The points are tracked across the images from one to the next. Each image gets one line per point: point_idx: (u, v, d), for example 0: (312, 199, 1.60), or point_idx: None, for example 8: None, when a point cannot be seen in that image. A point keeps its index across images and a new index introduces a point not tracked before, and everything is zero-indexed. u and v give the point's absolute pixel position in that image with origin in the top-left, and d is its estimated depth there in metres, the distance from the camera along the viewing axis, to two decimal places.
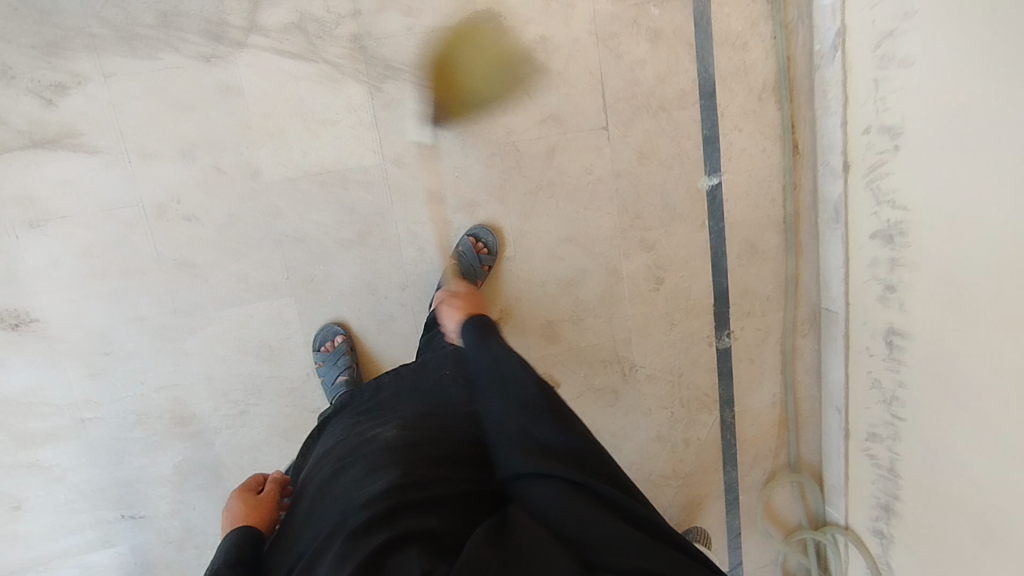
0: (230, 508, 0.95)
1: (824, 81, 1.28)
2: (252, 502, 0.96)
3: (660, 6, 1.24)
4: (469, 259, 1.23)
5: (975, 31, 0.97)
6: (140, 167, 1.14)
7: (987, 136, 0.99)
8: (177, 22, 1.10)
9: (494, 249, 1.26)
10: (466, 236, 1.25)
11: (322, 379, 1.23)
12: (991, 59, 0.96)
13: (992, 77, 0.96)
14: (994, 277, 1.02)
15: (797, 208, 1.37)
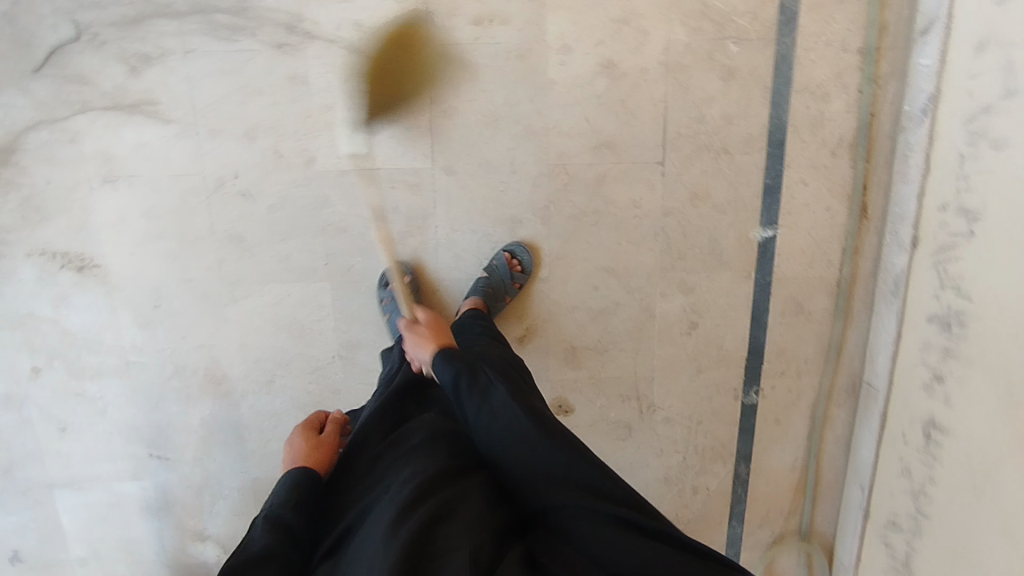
0: (294, 445, 0.93)
1: (908, 146, 1.20)
2: (315, 441, 0.95)
3: (740, 44, 1.18)
4: (501, 275, 1.23)
5: None
6: (206, 140, 1.20)
7: None
8: (256, 8, 1.14)
9: (528, 268, 1.25)
10: (501, 251, 1.25)
11: (386, 316, 1.24)
12: None
13: None
14: None
15: (855, 273, 1.30)
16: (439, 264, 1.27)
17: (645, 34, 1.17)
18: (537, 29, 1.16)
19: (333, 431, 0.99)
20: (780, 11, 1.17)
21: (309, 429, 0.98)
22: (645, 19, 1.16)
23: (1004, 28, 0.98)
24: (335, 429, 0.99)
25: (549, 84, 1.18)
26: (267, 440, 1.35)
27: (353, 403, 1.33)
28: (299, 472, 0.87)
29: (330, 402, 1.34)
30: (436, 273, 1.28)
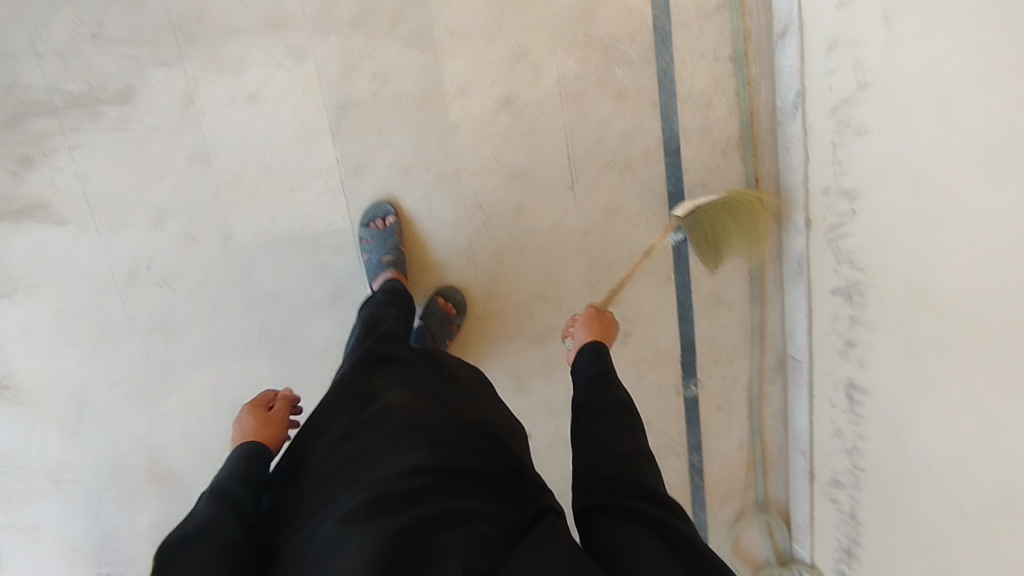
0: (242, 423, 0.88)
1: (787, 138, 1.31)
2: (265, 423, 0.88)
3: (625, 66, 1.25)
4: (438, 320, 1.24)
5: (924, 114, 1.01)
6: (109, 235, 1.14)
7: (937, 212, 1.02)
8: (142, 94, 1.10)
9: (464, 309, 1.27)
10: (436, 295, 1.26)
11: (365, 256, 1.20)
12: (942, 141, 0.99)
13: (941, 158, 1.00)
14: (948, 345, 1.05)
15: (761, 259, 1.41)
16: None
17: (537, 67, 1.21)
18: (434, 76, 1.18)
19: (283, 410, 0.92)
20: (655, 31, 1.25)
21: (259, 404, 0.92)
22: (534, 53, 1.21)
23: (850, 29, 1.11)
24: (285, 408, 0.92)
25: (454, 128, 1.21)
26: None
27: None
28: (246, 449, 0.81)
29: None
30: None
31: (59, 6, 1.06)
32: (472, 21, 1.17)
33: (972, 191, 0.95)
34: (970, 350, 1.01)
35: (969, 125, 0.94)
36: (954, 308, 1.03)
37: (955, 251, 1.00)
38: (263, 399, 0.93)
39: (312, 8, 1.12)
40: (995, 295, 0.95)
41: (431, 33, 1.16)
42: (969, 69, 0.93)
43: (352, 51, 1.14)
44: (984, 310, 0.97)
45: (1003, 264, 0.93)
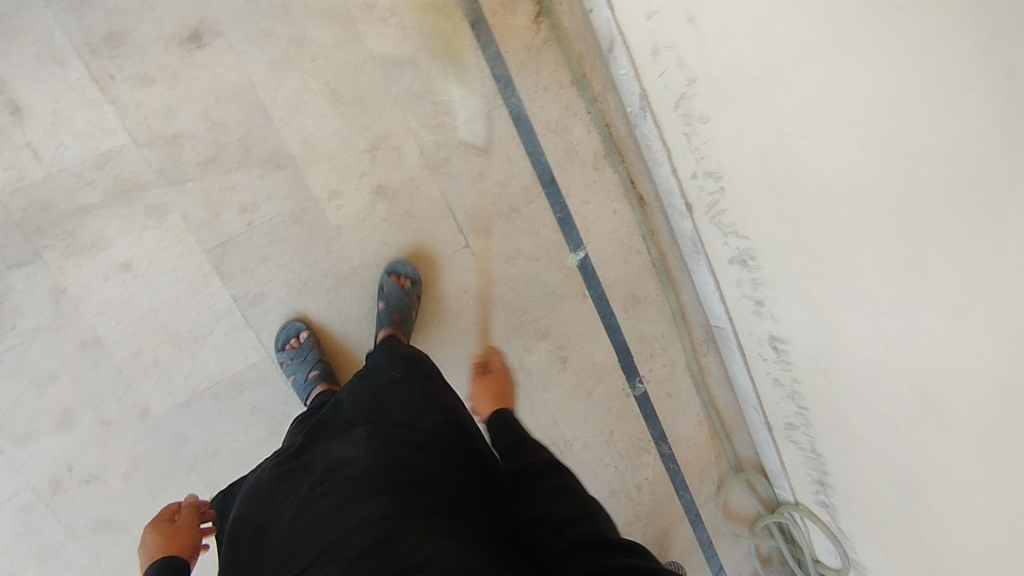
0: (145, 546, 0.84)
1: (645, 139, 1.39)
2: (169, 535, 0.85)
3: (479, 121, 1.30)
4: (397, 298, 1.21)
5: (748, 94, 1.10)
6: (18, 452, 1.08)
7: (787, 174, 1.11)
8: (8, 301, 1.06)
9: (416, 278, 1.25)
10: (385, 275, 1.24)
11: (291, 379, 1.19)
12: (772, 111, 1.06)
13: (774, 126, 1.08)
14: (835, 284, 1.13)
15: (661, 250, 1.49)
16: None
17: (397, 149, 1.25)
18: (301, 190, 1.19)
19: (189, 515, 0.89)
20: (497, 80, 1.31)
21: (162, 520, 0.87)
22: (390, 136, 1.24)
23: (664, 34, 1.20)
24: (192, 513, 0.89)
25: (337, 230, 1.22)
26: None
27: None
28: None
29: None
30: None
31: None
32: (320, 126, 1.19)
33: (807, 150, 1.04)
34: (853, 283, 1.09)
35: (786, 94, 1.02)
36: (827, 252, 1.11)
37: (811, 207, 1.09)
38: (165, 515, 0.88)
39: (158, 163, 1.11)
40: (853, 233, 1.03)
41: (284, 151, 1.17)
42: (767, 50, 1.01)
43: (212, 190, 1.14)
44: (850, 249, 1.05)
45: (848, 211, 1.02)
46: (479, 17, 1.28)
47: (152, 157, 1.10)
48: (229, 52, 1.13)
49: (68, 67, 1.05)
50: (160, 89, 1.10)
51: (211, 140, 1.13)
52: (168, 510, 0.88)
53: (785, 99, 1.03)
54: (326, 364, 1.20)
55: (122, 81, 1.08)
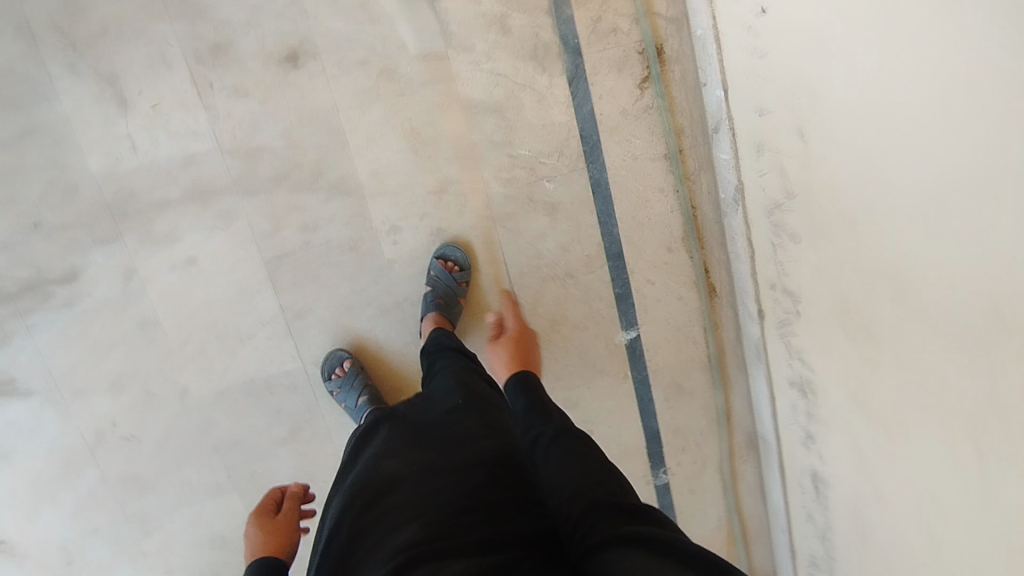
0: (250, 537, 0.91)
1: (731, 231, 1.28)
2: (272, 526, 0.93)
3: (555, 181, 1.25)
4: (444, 284, 1.22)
5: (841, 232, 0.98)
6: (74, 402, 1.21)
7: (864, 328, 0.98)
8: (86, 271, 1.16)
9: (466, 265, 1.24)
10: (434, 259, 1.23)
11: (343, 405, 1.23)
12: (864, 260, 0.93)
13: (862, 275, 0.95)
14: (892, 460, 1.00)
15: (721, 345, 1.39)
16: (337, 448, 1.31)
17: (464, 195, 1.22)
18: (362, 219, 1.21)
19: (290, 507, 0.97)
20: (583, 141, 1.24)
21: (264, 513, 0.96)
22: (460, 181, 1.22)
23: (770, 137, 1.09)
24: (292, 504, 0.98)
25: (389, 263, 1.23)
26: None
27: None
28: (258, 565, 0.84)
29: None
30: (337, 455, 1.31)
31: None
32: (393, 160, 1.19)
33: (890, 316, 0.91)
34: (912, 470, 0.96)
35: (879, 250, 0.90)
36: (890, 424, 0.98)
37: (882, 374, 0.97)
38: (268, 506, 0.96)
39: (237, 171, 1.16)
40: (919, 418, 0.91)
41: (354, 179, 1.19)
42: (865, 201, 0.90)
43: (281, 205, 1.18)
44: (914, 434, 0.93)
45: (922, 396, 0.89)
46: (578, 74, 1.21)
47: (232, 165, 1.15)
48: (322, 76, 1.15)
49: (175, 71, 1.11)
50: (252, 102, 1.14)
51: (290, 157, 1.16)
52: (271, 500, 0.97)
53: (876, 254, 0.91)
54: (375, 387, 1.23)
55: (220, 90, 1.13)
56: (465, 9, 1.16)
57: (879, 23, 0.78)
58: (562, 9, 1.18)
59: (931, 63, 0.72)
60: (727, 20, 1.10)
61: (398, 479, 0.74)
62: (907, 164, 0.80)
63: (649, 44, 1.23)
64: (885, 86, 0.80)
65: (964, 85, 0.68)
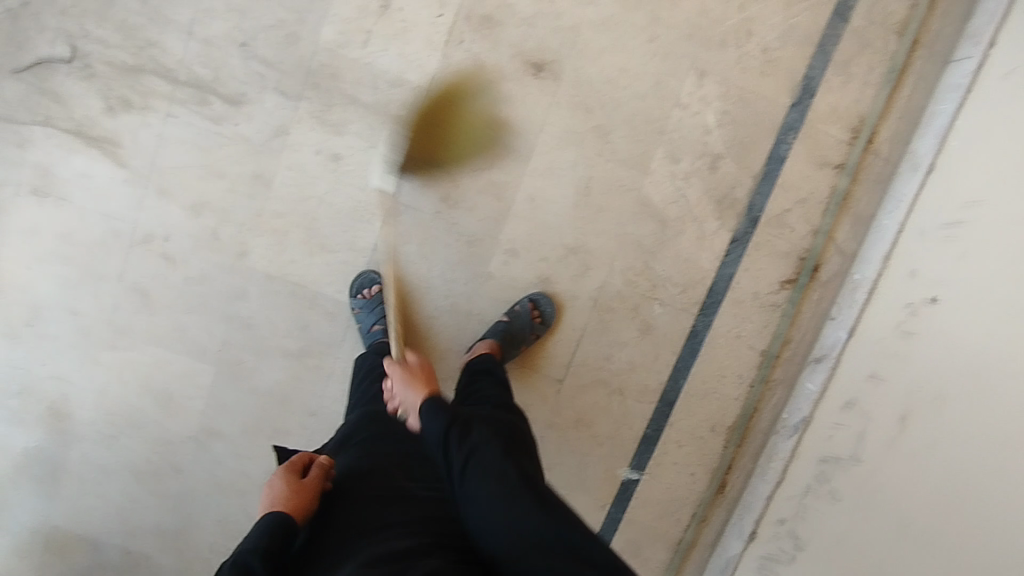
0: (273, 489, 0.83)
1: (773, 450, 1.28)
2: (296, 486, 0.84)
3: (663, 308, 1.28)
4: (522, 322, 1.22)
5: (900, 525, 1.00)
6: (151, 197, 1.20)
7: None
8: (250, 105, 1.18)
9: (548, 320, 1.25)
10: (527, 299, 1.24)
11: (358, 325, 1.23)
12: (915, 563, 0.96)
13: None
14: None
15: (696, 537, 1.37)
16: (326, 392, 1.28)
17: (586, 265, 1.25)
18: (495, 226, 1.23)
19: (318, 474, 0.87)
20: (708, 294, 1.28)
21: (292, 470, 0.87)
22: (591, 254, 1.25)
23: (869, 401, 1.12)
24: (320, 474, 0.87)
25: (487, 276, 1.25)
26: (83, 492, 1.27)
27: (188, 488, 1.28)
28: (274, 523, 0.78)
29: (163, 477, 1.28)
30: (320, 398, 1.28)
31: (230, 7, 1.16)
32: (553, 199, 1.23)
33: None
34: None
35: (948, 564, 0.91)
36: None
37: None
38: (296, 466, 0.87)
39: None
40: None
41: (512, 191, 1.23)
42: (941, 516, 0.94)
43: (441, 168, 1.21)
44: None
45: None
46: (741, 240, 1.27)
47: None
48: (549, 97, 1.21)
49: (444, 11, 1.18)
50: (482, 76, 1.19)
51: (477, 138, 1.21)
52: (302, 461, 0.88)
53: (940, 566, 0.92)
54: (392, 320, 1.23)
55: (465, 50, 1.19)
56: (694, 130, 1.23)
57: None
58: (766, 183, 1.26)
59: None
60: (892, 281, 1.16)
61: (391, 508, 0.82)
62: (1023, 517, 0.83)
63: (812, 257, 1.30)
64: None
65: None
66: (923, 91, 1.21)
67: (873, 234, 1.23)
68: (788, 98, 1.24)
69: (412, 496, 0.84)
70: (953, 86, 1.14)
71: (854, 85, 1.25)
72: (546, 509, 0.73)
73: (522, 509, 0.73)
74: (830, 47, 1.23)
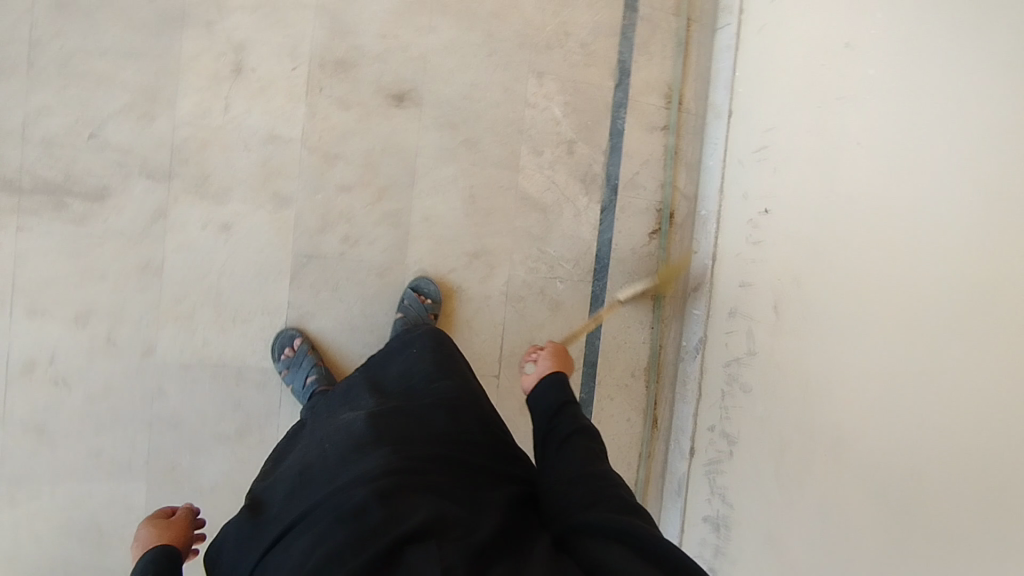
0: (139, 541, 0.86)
1: (685, 374, 1.51)
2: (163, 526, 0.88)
3: (565, 283, 1.43)
4: (414, 311, 1.25)
5: (796, 385, 1.23)
6: (22, 322, 1.08)
7: (801, 460, 1.21)
8: (116, 198, 1.12)
9: (437, 298, 1.29)
10: (409, 289, 1.28)
11: (291, 386, 1.19)
12: (814, 405, 1.19)
13: (814, 417, 1.19)
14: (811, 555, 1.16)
15: (648, 472, 1.55)
16: None
17: (490, 264, 1.37)
18: (400, 252, 1.30)
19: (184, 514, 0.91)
20: (597, 261, 1.46)
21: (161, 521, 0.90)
22: (492, 253, 1.37)
23: (747, 304, 1.36)
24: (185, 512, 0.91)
25: None
26: None
27: None
28: (157, 554, 0.81)
29: None
30: None
31: (64, 102, 1.09)
32: (446, 214, 1.33)
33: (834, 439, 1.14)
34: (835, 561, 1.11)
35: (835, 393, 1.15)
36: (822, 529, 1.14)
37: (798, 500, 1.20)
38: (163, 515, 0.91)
39: (309, 166, 1.23)
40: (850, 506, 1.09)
41: (406, 216, 1.30)
42: (827, 361, 1.17)
43: (333, 211, 1.25)
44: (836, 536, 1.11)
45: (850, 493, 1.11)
46: (610, 208, 1.46)
47: (306, 161, 1.22)
48: (416, 123, 1.30)
49: (296, 64, 1.21)
50: (350, 117, 1.25)
51: (360, 175, 1.26)
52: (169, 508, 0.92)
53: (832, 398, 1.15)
54: (325, 369, 1.20)
55: (326, 97, 1.23)
56: (546, 125, 1.40)
57: (870, 227, 1.10)
58: (615, 156, 1.46)
59: (909, 257, 1.02)
60: (731, 209, 1.43)
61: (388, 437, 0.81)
62: (874, 331, 1.08)
63: (666, 207, 1.53)
64: (864, 278, 1.11)
65: (933, 277, 0.98)
66: (706, 55, 1.50)
67: (705, 175, 1.50)
68: (611, 82, 1.45)
69: (411, 426, 0.84)
70: (723, 48, 1.47)
71: (657, 60, 1.50)
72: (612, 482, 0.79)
73: (593, 480, 0.78)
74: (631, 34, 1.47)
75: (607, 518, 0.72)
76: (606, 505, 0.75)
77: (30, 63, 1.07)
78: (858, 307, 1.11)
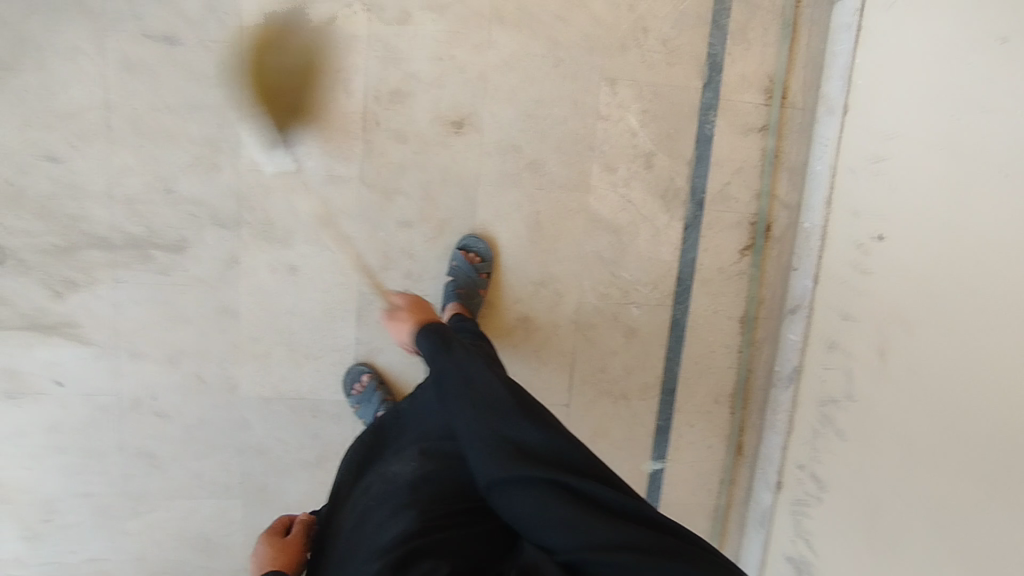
0: (258, 553, 0.93)
1: (776, 403, 1.38)
2: (280, 545, 0.95)
3: (641, 309, 1.34)
4: (465, 273, 1.21)
5: (892, 435, 1.10)
6: (126, 364, 1.20)
7: (894, 524, 1.09)
8: (194, 248, 1.18)
9: (487, 256, 1.24)
10: (456, 250, 1.24)
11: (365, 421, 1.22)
12: (911, 463, 1.06)
13: (912, 479, 1.06)
14: None
15: (730, 499, 1.46)
16: None
17: (558, 293, 1.30)
18: None
19: (300, 531, 0.98)
20: (677, 283, 1.34)
21: (274, 533, 0.97)
22: (560, 281, 1.29)
23: (848, 341, 1.20)
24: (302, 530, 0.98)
25: None
26: None
27: None
28: None
29: None
30: None
31: (141, 159, 1.14)
32: (509, 243, 1.27)
33: (931, 504, 1.02)
34: None
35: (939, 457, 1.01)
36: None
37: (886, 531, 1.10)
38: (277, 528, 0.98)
39: (368, 204, 1.21)
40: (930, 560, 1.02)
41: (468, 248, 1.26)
42: (931, 420, 1.03)
43: (395, 248, 1.23)
44: None
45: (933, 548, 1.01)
46: (694, 225, 1.32)
47: (365, 198, 1.21)
48: (476, 150, 1.22)
49: (351, 99, 1.18)
50: (407, 149, 1.20)
51: (419, 210, 1.23)
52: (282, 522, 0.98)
53: (935, 461, 1.02)
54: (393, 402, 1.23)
55: (382, 130, 1.19)
56: (620, 138, 1.26)
57: (1004, 276, 0.92)
58: (701, 166, 1.30)
59: None
60: (840, 227, 1.23)
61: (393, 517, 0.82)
62: (992, 396, 0.93)
63: (761, 219, 1.34)
64: (958, 316, 0.99)
65: None
66: (820, 37, 1.27)
67: (810, 182, 1.30)
68: (698, 81, 1.27)
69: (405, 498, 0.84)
70: (842, 26, 1.22)
71: (755, 47, 1.28)
72: (552, 443, 0.82)
73: (539, 460, 0.81)
74: (723, 21, 1.26)
75: (566, 487, 0.78)
76: (565, 471, 0.80)
77: (109, 127, 1.13)
78: (939, 341, 1.02)
